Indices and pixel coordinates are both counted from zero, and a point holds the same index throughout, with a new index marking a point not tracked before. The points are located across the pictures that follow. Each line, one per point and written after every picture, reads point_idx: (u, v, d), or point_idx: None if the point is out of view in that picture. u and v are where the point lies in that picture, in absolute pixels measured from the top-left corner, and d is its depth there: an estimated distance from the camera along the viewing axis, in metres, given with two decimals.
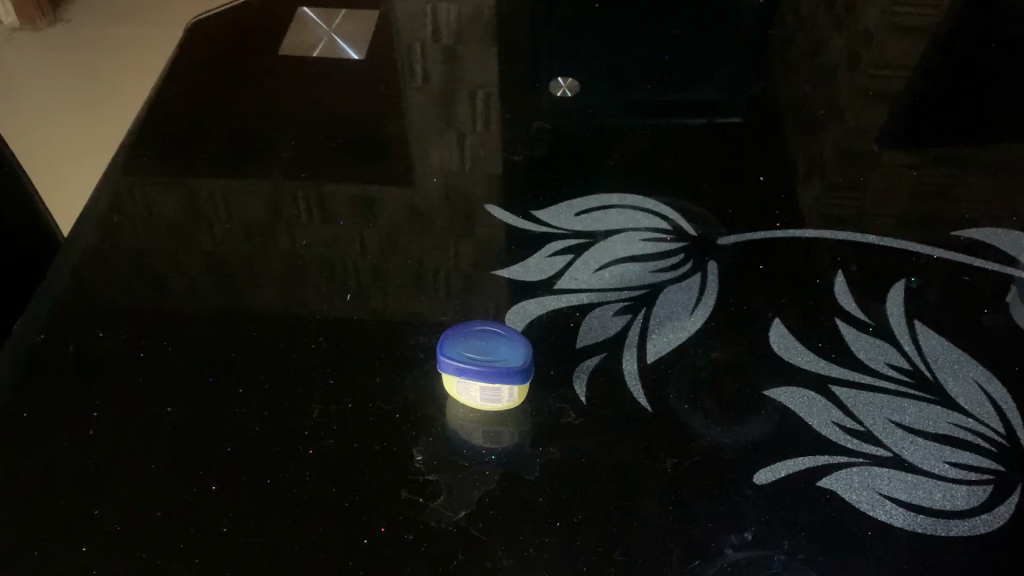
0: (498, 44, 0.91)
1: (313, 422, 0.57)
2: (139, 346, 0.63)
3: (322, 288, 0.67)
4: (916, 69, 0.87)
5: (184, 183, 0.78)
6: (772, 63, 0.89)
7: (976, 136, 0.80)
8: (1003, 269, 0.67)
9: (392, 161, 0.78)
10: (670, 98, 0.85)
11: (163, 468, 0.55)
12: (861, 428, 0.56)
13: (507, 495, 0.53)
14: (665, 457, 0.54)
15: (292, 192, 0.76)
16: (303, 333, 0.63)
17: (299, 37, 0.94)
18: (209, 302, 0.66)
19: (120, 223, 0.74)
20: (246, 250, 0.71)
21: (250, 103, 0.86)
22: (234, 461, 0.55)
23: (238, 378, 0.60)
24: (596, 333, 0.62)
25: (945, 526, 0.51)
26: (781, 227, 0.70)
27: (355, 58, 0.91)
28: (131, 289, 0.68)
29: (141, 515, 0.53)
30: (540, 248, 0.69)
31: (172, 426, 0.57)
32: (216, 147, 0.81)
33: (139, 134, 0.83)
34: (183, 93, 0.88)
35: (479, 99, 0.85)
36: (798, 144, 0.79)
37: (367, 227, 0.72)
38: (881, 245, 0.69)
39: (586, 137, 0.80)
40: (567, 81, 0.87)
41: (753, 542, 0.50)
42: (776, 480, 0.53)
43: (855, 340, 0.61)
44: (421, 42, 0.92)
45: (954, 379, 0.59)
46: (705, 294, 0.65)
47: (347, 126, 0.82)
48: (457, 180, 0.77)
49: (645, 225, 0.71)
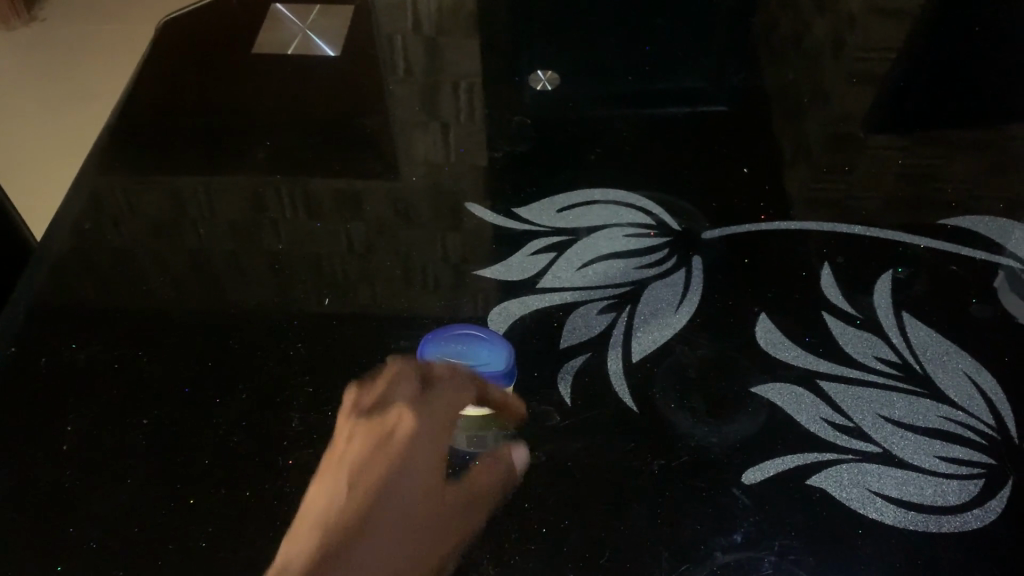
0: (476, 37, 0.89)
1: (293, 432, 0.56)
2: (113, 356, 0.62)
3: (302, 291, 0.66)
4: (901, 52, 0.86)
5: (157, 185, 0.76)
6: (755, 49, 0.87)
7: (963, 120, 0.79)
8: (991, 256, 0.66)
9: (370, 159, 0.77)
10: (653, 88, 0.83)
11: (140, 483, 0.54)
12: (850, 423, 0.55)
13: (492, 501, 0.52)
14: (653, 459, 0.53)
15: (269, 192, 0.74)
16: (280, 339, 0.62)
17: (273, 34, 0.92)
18: (185, 308, 0.65)
19: (93, 227, 0.73)
20: (222, 254, 0.69)
21: (223, 102, 0.84)
22: (212, 474, 0.54)
23: (216, 388, 0.59)
24: (580, 333, 0.61)
25: (937, 522, 0.50)
26: (765, 220, 0.69)
27: (330, 54, 0.89)
28: (103, 296, 0.66)
29: (117, 533, 0.52)
30: (522, 245, 0.68)
31: (149, 439, 0.56)
32: (190, 148, 0.79)
33: (111, 136, 0.81)
34: (155, 93, 0.86)
35: (458, 93, 0.84)
36: (783, 131, 0.78)
37: (346, 227, 0.71)
38: (868, 235, 0.68)
39: (567, 130, 0.79)
40: (548, 73, 0.85)
41: (743, 543, 0.49)
42: (765, 480, 0.52)
43: (842, 333, 0.60)
44: (398, 37, 0.90)
45: (943, 371, 0.58)
46: (689, 290, 0.64)
47: (324, 122, 0.81)
48: (436, 177, 0.75)
49: (628, 221, 0.70)
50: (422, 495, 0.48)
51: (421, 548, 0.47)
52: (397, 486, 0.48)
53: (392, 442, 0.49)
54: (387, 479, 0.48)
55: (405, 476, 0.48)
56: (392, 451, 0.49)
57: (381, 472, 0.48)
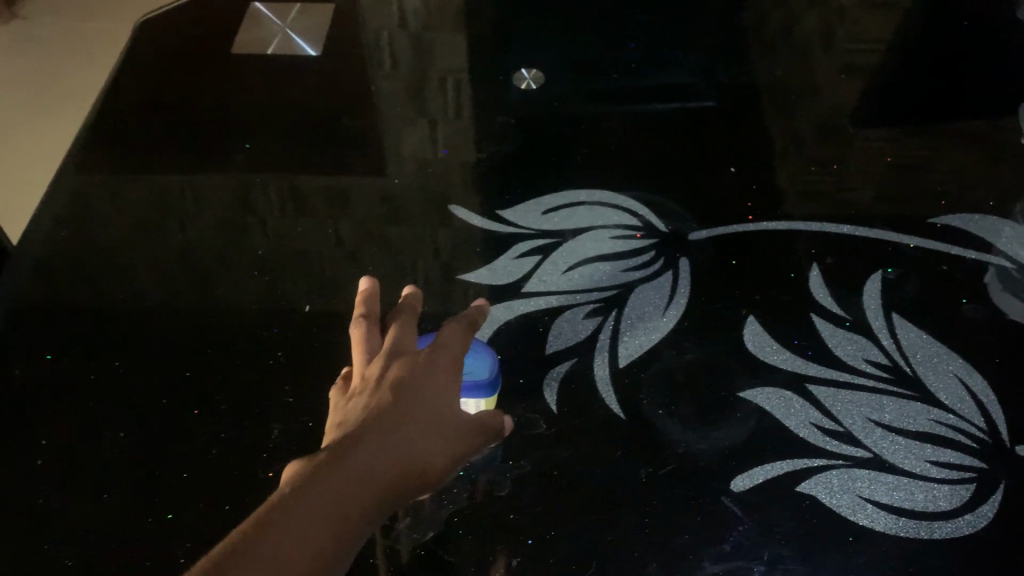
0: (460, 33, 0.88)
1: (273, 444, 0.56)
2: (89, 368, 0.61)
3: (283, 299, 0.65)
4: (890, 46, 0.85)
5: (135, 190, 0.75)
6: (743, 44, 0.86)
7: (955, 113, 0.78)
8: (981, 255, 0.65)
9: (352, 161, 0.76)
10: (639, 85, 0.82)
11: (117, 499, 0.54)
12: (840, 428, 0.54)
13: (477, 513, 0.51)
14: (640, 467, 0.53)
15: (249, 197, 0.73)
16: (259, 347, 0.62)
17: (254, 32, 0.90)
18: (164, 318, 0.64)
19: (70, 235, 0.72)
20: (203, 261, 0.68)
21: (202, 103, 0.83)
22: (194, 490, 0.54)
23: (195, 400, 0.59)
24: (566, 338, 0.60)
25: (928, 529, 0.50)
26: (753, 220, 0.68)
27: (310, 54, 0.87)
28: (82, 307, 0.66)
29: (97, 550, 0.52)
30: (507, 248, 0.67)
31: (127, 453, 0.56)
32: (169, 151, 0.78)
33: (87, 139, 0.80)
34: (133, 93, 0.84)
35: (441, 91, 0.82)
36: (772, 127, 0.77)
37: (327, 231, 0.70)
38: (858, 234, 0.67)
39: (552, 130, 0.77)
40: (533, 70, 0.84)
41: (732, 553, 0.49)
42: (753, 487, 0.52)
43: (831, 336, 0.60)
44: (382, 33, 0.89)
45: (934, 373, 0.57)
46: (676, 293, 0.63)
47: (305, 123, 0.79)
48: (419, 178, 0.74)
49: (614, 222, 0.69)
50: (445, 400, 0.47)
51: (442, 447, 0.46)
52: (426, 392, 0.46)
53: (425, 355, 0.48)
54: (417, 382, 0.47)
55: (435, 383, 0.47)
56: (425, 363, 0.48)
57: (414, 375, 0.47)
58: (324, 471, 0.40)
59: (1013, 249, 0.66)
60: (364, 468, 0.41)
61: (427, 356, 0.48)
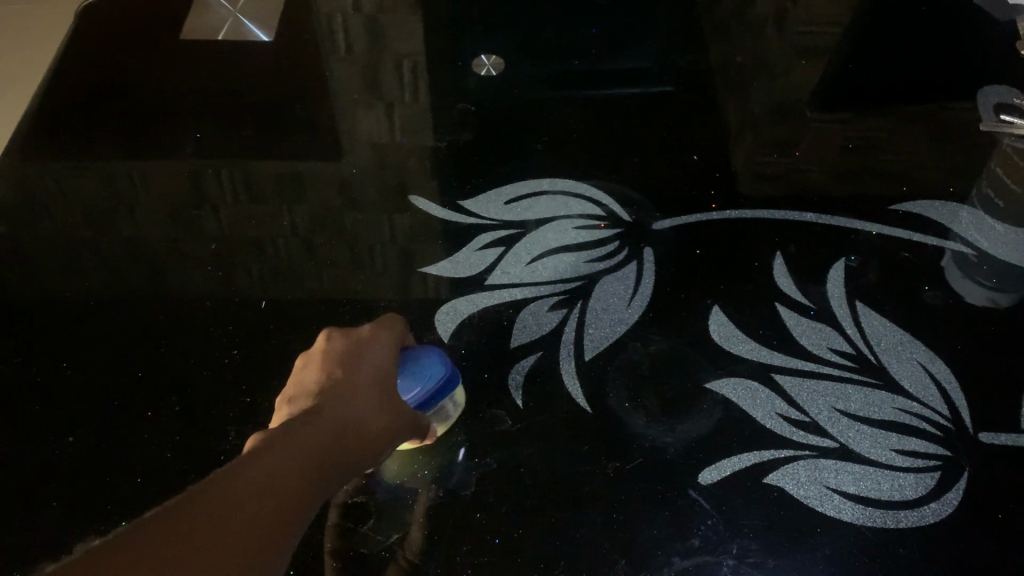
0: (417, 17, 0.85)
1: (230, 446, 0.55)
2: (34, 370, 0.59)
3: (237, 295, 0.63)
4: (852, 26, 0.84)
5: (79, 180, 0.72)
6: (702, 28, 0.85)
7: (916, 94, 0.77)
8: (940, 241, 0.65)
9: (306, 151, 0.73)
10: (600, 71, 0.81)
11: (69, 506, 0.52)
12: (806, 418, 0.54)
13: (441, 513, 0.50)
14: (606, 462, 0.52)
15: (200, 187, 0.71)
16: (214, 345, 0.60)
17: (202, 17, 0.87)
18: (112, 316, 0.62)
19: (12, 228, 0.69)
20: (153, 255, 0.66)
21: (149, 90, 0.80)
22: (148, 496, 0.53)
23: (148, 401, 0.57)
24: (530, 331, 0.59)
25: (895, 518, 0.50)
26: (716, 208, 0.67)
27: (261, 39, 0.84)
28: (27, 305, 0.63)
29: (48, 563, 0.50)
30: (469, 239, 0.66)
31: (77, 458, 0.55)
32: (115, 140, 0.75)
33: (29, 128, 0.76)
34: (75, 81, 0.81)
35: (399, 77, 0.80)
36: (733, 114, 0.76)
37: (283, 223, 0.68)
38: (821, 222, 0.66)
39: (512, 118, 0.76)
40: (492, 58, 0.82)
41: (700, 548, 0.48)
42: (721, 480, 0.51)
43: (796, 325, 0.60)
44: (336, 16, 0.86)
45: (897, 362, 0.58)
46: (641, 284, 0.62)
47: (258, 112, 0.77)
48: (377, 168, 0.72)
49: (577, 212, 0.68)
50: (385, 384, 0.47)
51: (384, 419, 0.46)
52: (362, 369, 0.47)
53: (370, 341, 0.49)
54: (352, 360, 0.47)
55: (371, 361, 0.48)
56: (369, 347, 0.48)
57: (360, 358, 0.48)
58: (268, 443, 0.40)
59: (972, 234, 0.66)
60: (307, 438, 0.41)
61: (370, 346, 0.49)
